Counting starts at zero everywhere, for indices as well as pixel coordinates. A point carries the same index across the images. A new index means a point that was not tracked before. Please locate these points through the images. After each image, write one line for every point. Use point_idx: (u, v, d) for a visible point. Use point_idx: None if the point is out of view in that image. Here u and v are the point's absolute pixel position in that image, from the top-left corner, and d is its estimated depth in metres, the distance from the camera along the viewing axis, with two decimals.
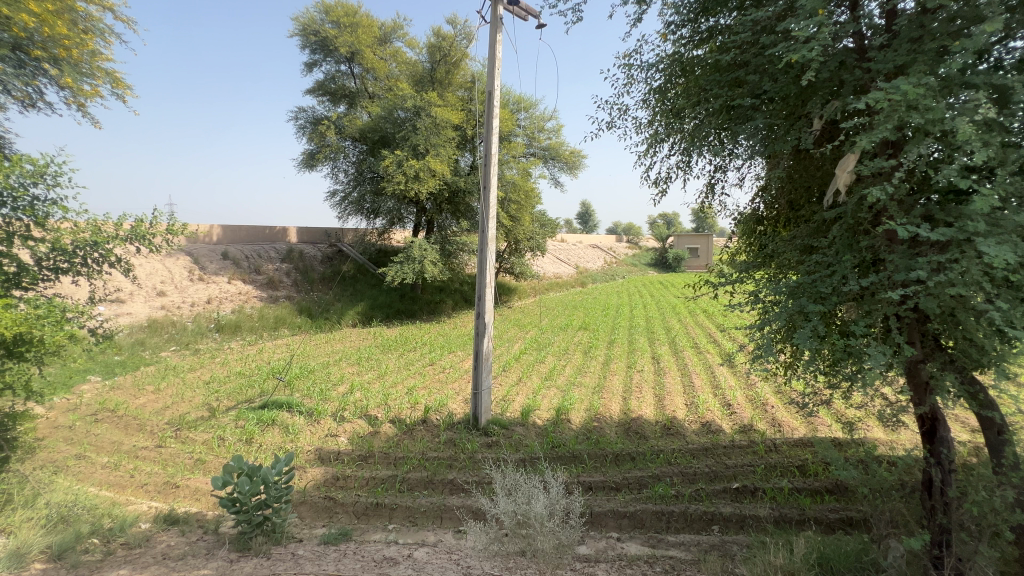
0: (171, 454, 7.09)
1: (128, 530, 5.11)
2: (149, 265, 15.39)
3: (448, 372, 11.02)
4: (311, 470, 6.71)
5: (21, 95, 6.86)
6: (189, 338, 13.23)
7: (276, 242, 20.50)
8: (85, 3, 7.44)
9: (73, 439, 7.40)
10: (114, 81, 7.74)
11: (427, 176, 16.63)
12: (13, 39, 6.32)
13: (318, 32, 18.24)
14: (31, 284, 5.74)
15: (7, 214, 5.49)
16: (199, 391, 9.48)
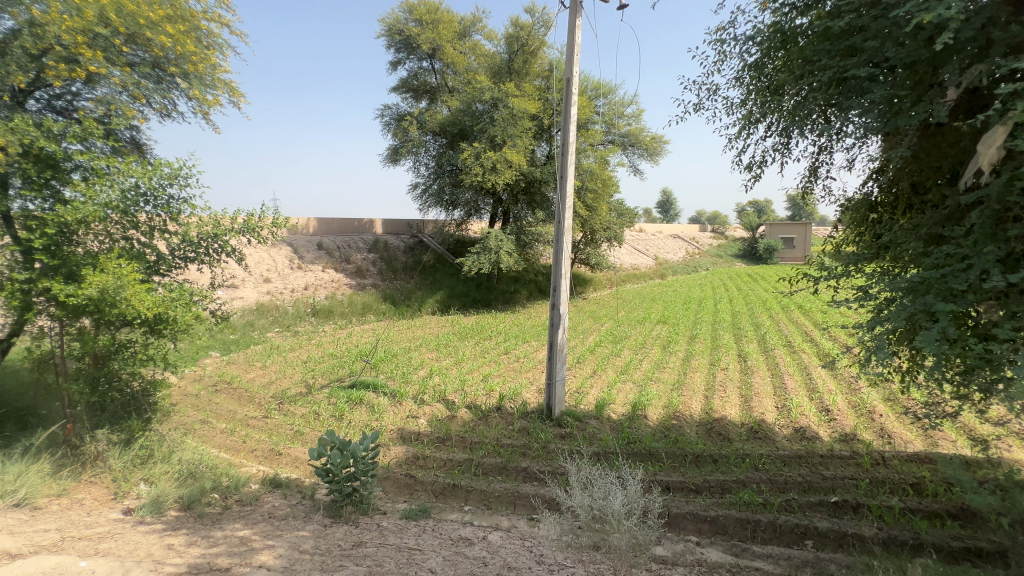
0: (276, 424, 7.91)
1: (240, 489, 5.76)
2: (257, 254, 17.16)
3: (523, 362, 11.14)
4: (394, 448, 7.14)
5: (161, 109, 7.74)
6: (290, 321, 14.58)
7: (364, 233, 21.89)
8: (207, 21, 8.33)
9: (198, 406, 8.49)
10: (231, 91, 8.61)
11: (504, 167, 16.80)
12: (153, 58, 7.33)
13: (402, 31, 18.97)
14: (167, 271, 6.64)
15: (150, 211, 6.36)
16: (298, 369, 10.46)
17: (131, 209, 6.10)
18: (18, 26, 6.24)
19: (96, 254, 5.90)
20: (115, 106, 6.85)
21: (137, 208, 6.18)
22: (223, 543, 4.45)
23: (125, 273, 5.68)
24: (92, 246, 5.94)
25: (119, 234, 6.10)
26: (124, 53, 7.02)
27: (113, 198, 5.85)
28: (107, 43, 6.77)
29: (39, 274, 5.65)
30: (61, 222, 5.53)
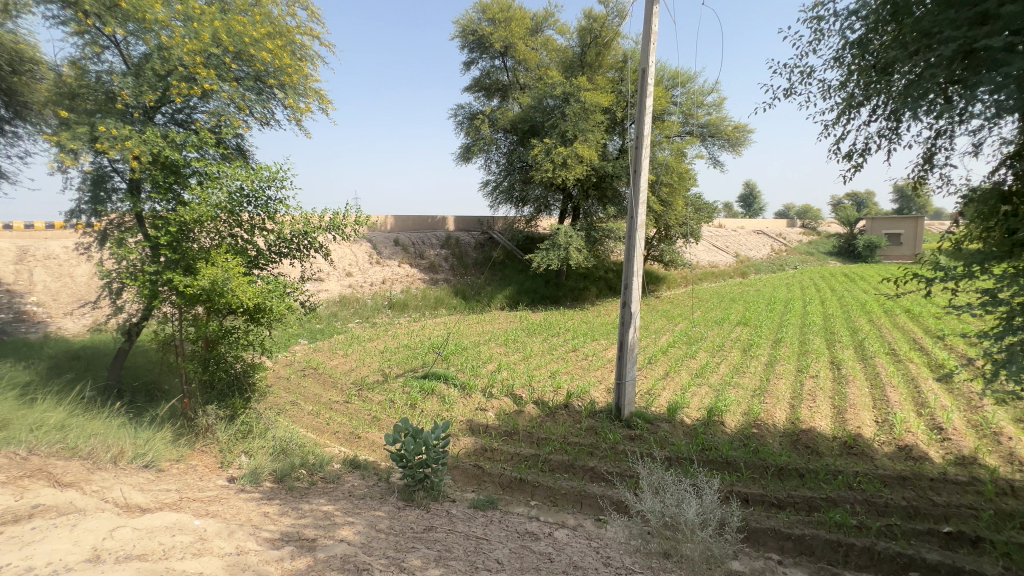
0: (356, 409, 8.46)
1: (324, 467, 6.23)
2: (340, 250, 18.41)
3: (591, 360, 10.99)
4: (463, 439, 7.36)
5: (262, 118, 8.52)
6: (369, 313, 15.48)
7: (437, 229, 22.70)
8: (301, 35, 9.00)
9: (289, 389, 9.30)
10: (321, 99, 9.25)
11: (574, 162, 16.60)
12: (255, 72, 8.08)
13: (476, 31, 19.27)
14: (265, 265, 7.30)
15: (251, 210, 7.03)
16: (376, 358, 11.10)
17: (237, 208, 6.78)
18: (149, 51, 7.21)
19: (208, 250, 6.64)
20: (225, 117, 7.67)
21: (241, 208, 6.85)
22: (310, 515, 4.84)
23: (231, 266, 6.34)
24: (205, 242, 6.68)
25: (226, 231, 6.81)
26: (232, 69, 7.82)
27: (222, 199, 6.54)
28: (218, 61, 7.58)
29: (164, 267, 6.46)
30: (181, 221, 6.29)
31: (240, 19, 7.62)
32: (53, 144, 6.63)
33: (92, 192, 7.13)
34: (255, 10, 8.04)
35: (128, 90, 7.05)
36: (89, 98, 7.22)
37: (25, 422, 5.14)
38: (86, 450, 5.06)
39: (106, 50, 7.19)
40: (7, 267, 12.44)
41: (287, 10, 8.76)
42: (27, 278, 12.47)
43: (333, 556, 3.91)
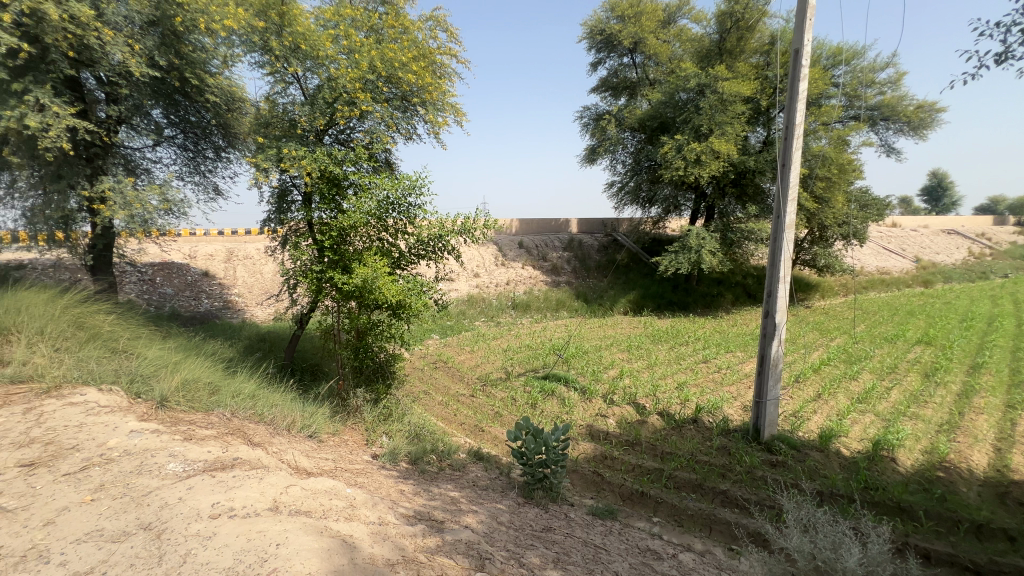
0: (481, 404, 8.90)
1: (451, 455, 6.67)
2: (470, 252, 19.59)
3: (724, 373, 10.06)
4: (583, 444, 7.27)
5: (406, 133, 9.45)
6: (494, 312, 16.19)
7: (561, 232, 22.94)
8: (441, 55, 9.77)
9: (423, 379, 10.17)
10: (457, 113, 9.93)
11: (709, 158, 15.38)
12: (402, 93, 9.00)
13: (604, 31, 18.93)
14: (406, 265, 8.06)
15: (396, 216, 7.82)
16: (500, 356, 11.56)
17: (384, 215, 7.59)
18: (321, 82, 8.46)
19: (360, 252, 7.57)
20: (377, 134, 8.66)
21: (388, 214, 7.66)
22: (438, 498, 5.21)
23: (379, 267, 7.13)
24: (358, 245, 7.63)
25: (375, 236, 7.69)
26: (383, 91, 8.81)
27: (373, 207, 7.39)
28: (373, 86, 8.59)
29: (327, 266, 7.52)
30: (341, 226, 7.27)
31: (392, 47, 8.54)
32: (252, 165, 8.14)
33: (277, 204, 8.63)
34: (403, 37, 8.94)
35: (305, 117, 8.36)
36: (278, 126, 8.75)
37: (230, 389, 6.37)
38: (269, 417, 6.09)
39: (290, 85, 8.60)
40: (220, 265, 15.64)
41: (430, 34, 9.60)
42: (233, 274, 15.55)
43: (459, 541, 4.15)
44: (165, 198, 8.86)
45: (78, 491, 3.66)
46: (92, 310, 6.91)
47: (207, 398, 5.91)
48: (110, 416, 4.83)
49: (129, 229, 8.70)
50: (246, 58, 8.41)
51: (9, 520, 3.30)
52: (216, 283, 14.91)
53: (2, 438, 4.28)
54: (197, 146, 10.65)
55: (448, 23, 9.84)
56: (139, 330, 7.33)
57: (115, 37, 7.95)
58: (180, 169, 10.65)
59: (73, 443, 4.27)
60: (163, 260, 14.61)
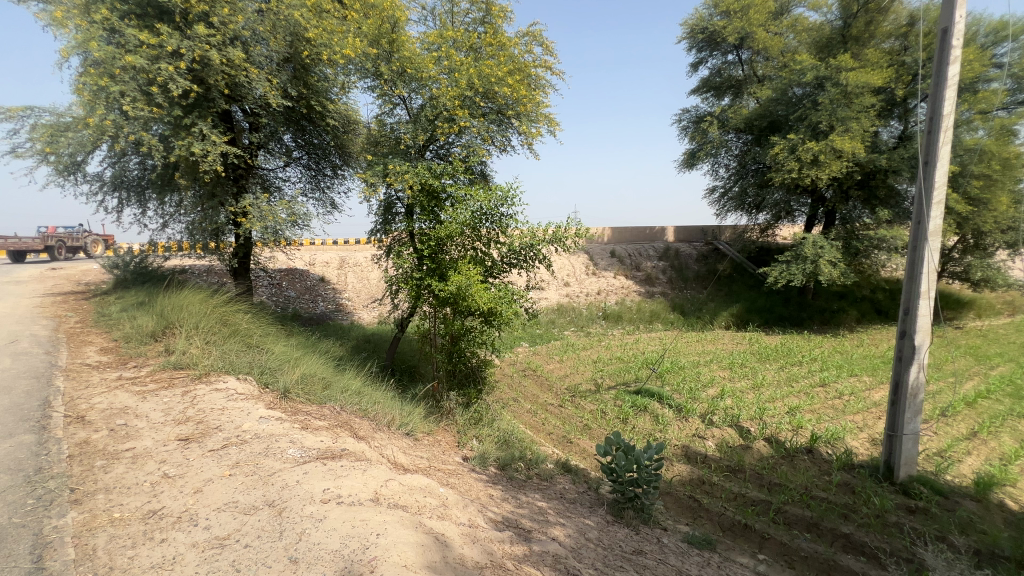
0: (569, 414, 8.82)
1: (539, 464, 6.65)
2: (560, 261, 19.58)
3: (847, 400, 8.88)
4: (678, 465, 6.85)
5: (501, 145, 9.74)
6: (585, 321, 15.93)
7: (656, 240, 22.30)
8: (536, 68, 9.95)
9: (512, 386, 10.32)
10: (550, 123, 10.02)
11: (829, 158, 13.80)
12: (498, 107, 9.34)
13: (706, 29, 17.99)
14: (498, 274, 8.26)
15: (489, 226, 8.04)
16: (589, 368, 11.36)
17: (478, 225, 7.86)
18: (424, 102, 9.04)
19: (456, 260, 7.90)
20: (473, 148, 9.06)
21: (482, 224, 7.92)
22: (525, 506, 5.23)
23: (472, 275, 7.38)
24: (453, 254, 7.97)
25: (470, 245, 7.98)
26: (480, 107, 9.19)
27: (468, 217, 7.69)
28: (471, 102, 9.01)
29: (425, 274, 7.96)
30: (439, 236, 7.67)
31: (489, 64, 8.87)
32: (362, 181, 8.93)
33: (383, 216, 9.35)
34: (500, 53, 9.26)
35: (409, 134, 8.98)
36: (386, 144, 9.51)
37: (340, 385, 6.99)
38: (372, 413, 6.56)
39: (396, 105, 9.30)
40: (334, 271, 17.31)
41: (526, 48, 9.85)
42: (345, 280, 17.12)
43: (546, 552, 4.11)
44: (292, 212, 10.03)
45: (220, 466, 4.23)
46: (234, 310, 8.02)
47: (321, 391, 6.54)
48: (245, 402, 5.54)
49: (263, 240, 9.97)
50: (361, 84, 9.26)
51: (169, 485, 3.92)
52: (330, 287, 16.53)
53: (166, 415, 5.11)
54: (318, 165, 11.94)
55: (544, 37, 10.01)
56: (269, 328, 8.35)
57: (259, 74, 9.22)
58: (305, 186, 11.98)
59: (217, 424, 4.97)
60: (290, 267, 16.54)
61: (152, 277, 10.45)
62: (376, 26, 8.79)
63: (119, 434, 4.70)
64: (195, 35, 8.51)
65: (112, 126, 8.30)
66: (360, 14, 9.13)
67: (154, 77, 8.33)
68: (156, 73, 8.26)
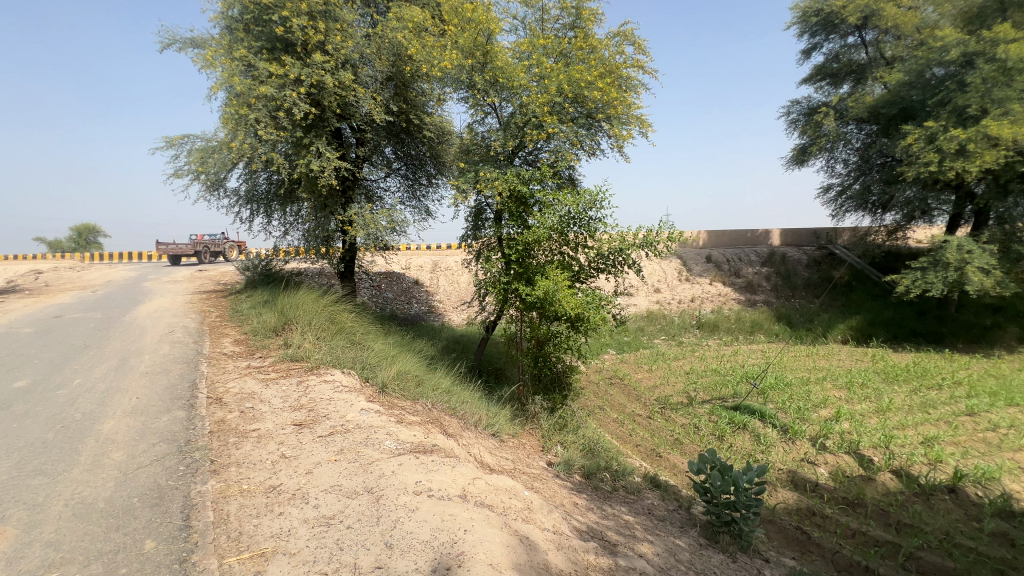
0: (658, 427, 8.44)
1: (626, 477, 6.41)
2: (651, 266, 18.83)
3: (1005, 434, 7.44)
4: (783, 492, 6.23)
5: (590, 149, 9.62)
6: (677, 329, 15.13)
7: (759, 244, 20.59)
8: (629, 69, 9.69)
9: (598, 394, 10.09)
10: (642, 124, 9.69)
11: (981, 146, 11.74)
12: (587, 111, 9.28)
13: (821, 11, 16.33)
14: (586, 279, 8.14)
15: (577, 230, 7.95)
16: (682, 379, 10.75)
17: (565, 230, 7.83)
18: (514, 109, 9.24)
19: (543, 265, 7.92)
20: (561, 153, 9.09)
21: (570, 229, 7.85)
22: (611, 518, 5.07)
23: (559, 280, 7.36)
24: (540, 258, 8.00)
25: (557, 250, 7.97)
26: (570, 111, 9.20)
27: (555, 222, 7.67)
28: (560, 107, 9.04)
29: (513, 278, 8.09)
30: (526, 241, 7.77)
31: (580, 68, 8.83)
32: (454, 189, 9.33)
33: (473, 222, 9.71)
34: (590, 56, 9.19)
35: (499, 141, 9.22)
36: (477, 152, 9.85)
37: (431, 382, 7.35)
38: (460, 412, 6.79)
39: (487, 114, 9.66)
40: (428, 275, 18.26)
41: (617, 49, 9.66)
42: (437, 283, 18.00)
43: (634, 569, 3.94)
44: (392, 219, 10.77)
45: (327, 451, 4.65)
46: (340, 309, 8.82)
47: (414, 388, 6.92)
48: (348, 394, 6.04)
49: (367, 246, 10.83)
50: (455, 96, 9.70)
51: (286, 464, 4.39)
52: (424, 290, 17.46)
53: (285, 401, 5.73)
54: (415, 174, 12.68)
55: (636, 36, 9.74)
56: (369, 327, 9.05)
57: (365, 93, 10.06)
58: (403, 195, 12.79)
59: (325, 412, 5.47)
60: (388, 271, 17.77)
61: (276, 279, 11.82)
62: (471, 38, 9.12)
63: (247, 415, 5.36)
64: (314, 62, 9.53)
65: (249, 148, 9.52)
66: (456, 29, 9.51)
67: (280, 103, 9.44)
68: (282, 99, 9.37)
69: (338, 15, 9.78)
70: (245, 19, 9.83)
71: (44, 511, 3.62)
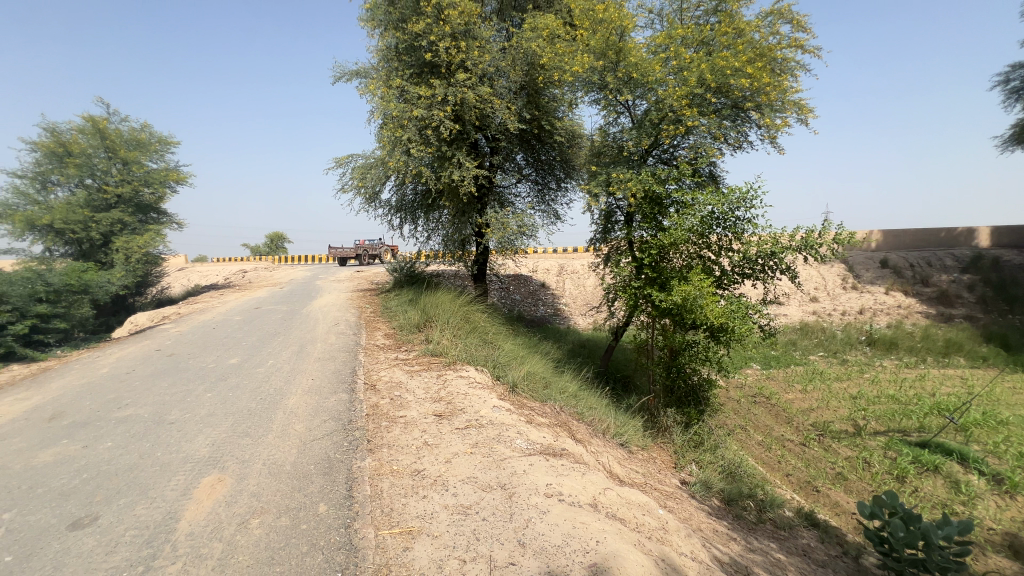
0: (815, 457, 7.36)
1: (775, 509, 5.68)
2: (806, 272, 16.57)
3: None
4: (996, 558, 4.94)
5: (736, 142, 8.81)
6: (840, 345, 12.99)
7: (956, 246, 16.79)
8: (785, 50, 8.64)
9: (738, 412, 9.12)
10: (800, 110, 8.58)
11: None
12: (733, 100, 8.52)
13: None
14: (728, 285, 7.43)
15: (721, 232, 7.29)
16: (846, 404, 9.20)
17: (708, 231, 7.22)
18: (649, 106, 8.85)
19: (679, 270, 7.39)
20: (701, 149, 8.46)
21: (712, 231, 7.24)
22: (758, 552, 4.54)
23: (702, 286, 6.82)
24: (677, 263, 7.50)
25: (696, 254, 7.34)
26: (712, 103, 8.54)
27: (695, 224, 7.14)
28: (701, 100, 8.43)
29: (644, 283, 7.73)
30: (661, 244, 7.36)
31: (725, 55, 8.12)
32: (585, 192, 9.27)
33: (604, 224, 9.54)
34: (737, 41, 8.41)
35: (632, 141, 8.88)
36: (609, 153, 9.67)
37: (558, 386, 7.38)
38: (587, 418, 6.69)
39: (620, 114, 9.40)
40: (554, 278, 18.48)
41: (770, 29, 8.69)
42: (564, 286, 18.08)
43: None
44: (522, 223, 11.10)
45: (463, 443, 4.93)
46: (473, 309, 9.38)
47: (542, 390, 7.01)
48: (481, 390, 6.36)
49: (499, 249, 11.30)
50: (587, 98, 9.63)
51: (428, 451, 4.77)
52: (551, 293, 17.67)
53: (427, 392, 6.25)
54: (545, 178, 12.92)
55: (794, 12, 8.65)
56: (500, 327, 9.43)
57: (500, 104, 10.55)
58: (533, 201, 13.13)
59: (461, 406, 5.83)
60: (517, 273, 18.39)
61: (419, 280, 12.99)
62: (604, 39, 8.94)
63: (396, 403, 5.96)
64: (457, 81, 10.26)
65: (401, 163, 10.60)
66: (588, 32, 9.42)
67: (427, 120, 10.35)
68: (430, 117, 10.26)
69: (477, 34, 10.44)
70: (399, 49, 10.92)
71: (249, 466, 4.45)
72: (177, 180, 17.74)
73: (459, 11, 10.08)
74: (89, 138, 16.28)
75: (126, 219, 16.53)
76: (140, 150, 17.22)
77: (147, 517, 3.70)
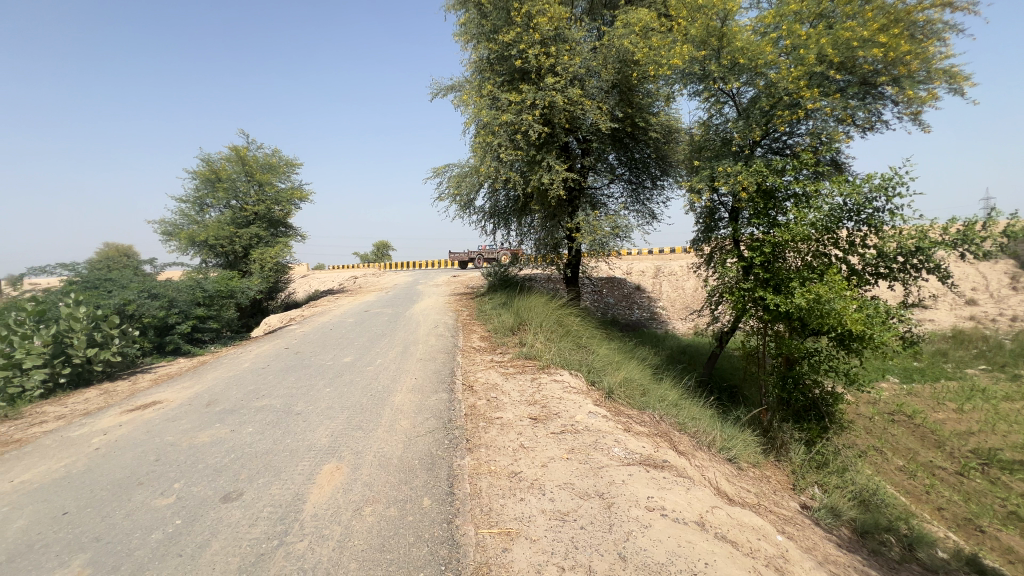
0: (977, 491, 6.25)
1: (923, 548, 4.86)
2: (960, 270, 14.14)
3: None
4: None
5: (866, 123, 7.78)
6: (1009, 356, 10.78)
7: None
8: (929, 10, 7.45)
9: (872, 431, 7.94)
10: (951, 79, 7.34)
11: None
12: (862, 75, 7.55)
13: None
14: (859, 286, 6.55)
15: (852, 226, 6.46)
16: (1020, 429, 7.60)
17: (834, 225, 6.42)
18: (757, 93, 8.14)
19: (798, 270, 6.65)
20: (824, 134, 7.59)
21: (840, 224, 6.44)
22: None
23: (831, 285, 6.06)
24: (794, 262, 6.75)
25: (818, 252, 6.56)
26: (835, 80, 7.63)
27: (818, 217, 6.39)
28: (821, 79, 7.60)
29: (755, 284, 7.09)
30: (775, 242, 6.67)
31: (851, 26, 7.22)
32: (686, 189, 8.77)
33: (706, 223, 8.95)
34: (865, 9, 7.45)
35: (739, 133, 8.24)
36: (711, 147, 9.07)
37: (657, 393, 7.02)
38: (690, 429, 6.27)
39: (724, 104, 8.76)
40: (651, 281, 17.75)
41: None
42: (661, 289, 17.29)
43: None
44: (615, 225, 10.80)
45: (559, 448, 4.89)
46: (566, 313, 9.31)
47: (640, 397, 6.72)
48: (577, 395, 6.27)
49: (592, 251, 11.09)
50: (685, 91, 9.10)
51: (524, 454, 4.80)
52: (646, 296, 16.98)
53: (522, 395, 6.32)
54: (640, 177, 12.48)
55: None
56: (594, 332, 9.23)
57: (592, 105, 10.40)
58: (626, 201, 12.77)
59: (556, 410, 5.79)
60: (611, 277, 17.93)
61: (512, 283, 13.24)
62: (704, 26, 8.39)
63: (492, 404, 6.10)
64: (547, 85, 10.29)
65: (493, 169, 10.89)
66: (685, 21, 8.94)
67: (518, 126, 10.52)
68: (519, 123, 10.40)
69: (568, 36, 10.43)
70: (491, 60, 11.26)
71: (362, 457, 4.83)
72: (301, 198, 20.03)
73: (549, 17, 10.15)
74: (233, 165, 18.92)
75: (261, 234, 19.02)
76: (272, 173, 19.69)
77: (280, 496, 4.18)
